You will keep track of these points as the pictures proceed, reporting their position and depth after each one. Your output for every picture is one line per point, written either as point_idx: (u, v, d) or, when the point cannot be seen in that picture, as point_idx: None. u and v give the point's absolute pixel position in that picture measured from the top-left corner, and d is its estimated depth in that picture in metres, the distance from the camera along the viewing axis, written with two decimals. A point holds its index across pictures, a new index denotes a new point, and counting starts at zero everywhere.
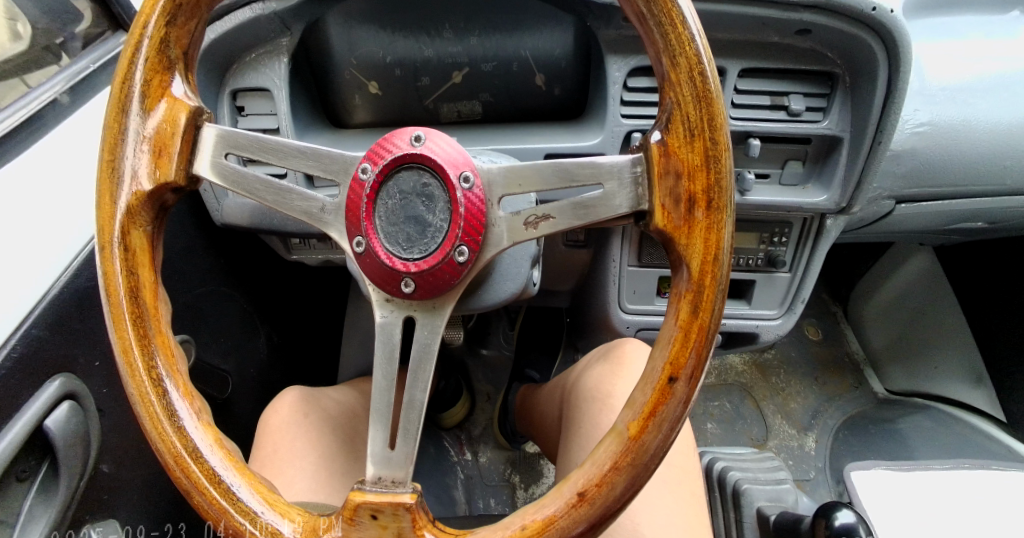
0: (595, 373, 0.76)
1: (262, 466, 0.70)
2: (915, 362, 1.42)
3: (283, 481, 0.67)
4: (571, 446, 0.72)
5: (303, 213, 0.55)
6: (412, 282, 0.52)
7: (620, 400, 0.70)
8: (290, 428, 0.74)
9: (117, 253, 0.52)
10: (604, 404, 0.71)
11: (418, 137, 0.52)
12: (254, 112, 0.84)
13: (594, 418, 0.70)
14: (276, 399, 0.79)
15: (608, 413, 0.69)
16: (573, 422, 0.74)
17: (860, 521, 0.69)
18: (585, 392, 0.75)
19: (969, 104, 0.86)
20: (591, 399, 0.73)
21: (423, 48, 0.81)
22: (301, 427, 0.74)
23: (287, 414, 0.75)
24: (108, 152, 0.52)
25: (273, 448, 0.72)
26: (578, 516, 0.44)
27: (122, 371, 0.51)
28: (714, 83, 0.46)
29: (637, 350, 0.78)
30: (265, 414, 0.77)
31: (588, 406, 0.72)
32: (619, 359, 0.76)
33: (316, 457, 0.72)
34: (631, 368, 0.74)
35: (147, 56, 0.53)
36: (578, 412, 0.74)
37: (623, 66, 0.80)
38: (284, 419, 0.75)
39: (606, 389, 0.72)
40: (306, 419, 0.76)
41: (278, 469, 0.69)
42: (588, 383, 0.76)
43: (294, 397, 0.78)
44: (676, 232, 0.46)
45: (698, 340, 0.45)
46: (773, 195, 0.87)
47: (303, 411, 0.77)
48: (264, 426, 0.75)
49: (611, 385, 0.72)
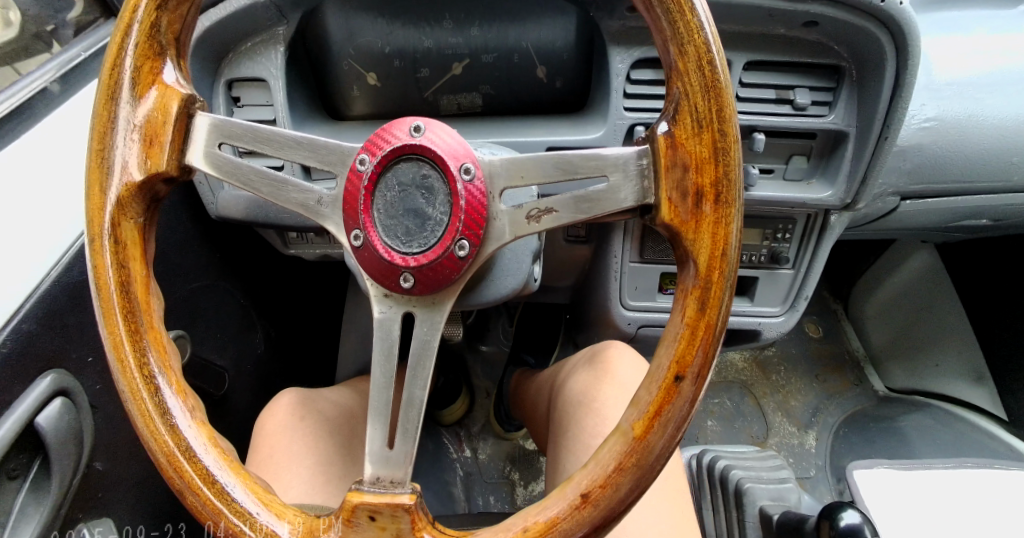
0: (581, 378, 0.75)
1: (259, 470, 0.70)
2: (917, 360, 1.41)
3: (280, 485, 0.66)
4: (558, 451, 0.71)
5: (299, 205, 0.54)
6: (411, 277, 0.51)
7: (604, 405, 0.69)
8: (287, 432, 0.73)
9: (108, 246, 0.51)
10: (588, 409, 0.69)
11: (417, 128, 0.50)
12: (249, 103, 0.83)
13: (579, 423, 0.69)
14: (273, 402, 0.79)
15: (592, 417, 0.68)
16: (560, 426, 0.73)
17: (866, 522, 0.68)
18: (571, 398, 0.74)
19: (976, 99, 0.85)
20: (576, 404, 0.72)
21: (422, 38, 0.80)
22: (298, 431, 0.73)
23: (283, 418, 0.75)
24: (98, 142, 0.51)
25: (269, 452, 0.71)
26: (581, 518, 0.43)
27: (114, 368, 0.49)
28: (723, 72, 0.44)
29: (622, 353, 0.76)
30: (261, 419, 0.77)
31: (573, 411, 0.71)
32: (604, 362, 0.75)
33: (314, 461, 0.70)
34: (616, 372, 0.73)
35: (137, 42, 0.51)
36: (565, 416, 0.73)
37: (627, 57, 0.78)
38: (279, 423, 0.74)
39: (592, 394, 0.71)
40: (303, 422, 0.75)
41: (275, 472, 0.68)
42: (575, 388, 0.75)
43: (291, 399, 0.78)
44: (683, 227, 0.45)
45: (706, 338, 0.44)
46: (777, 190, 0.86)
47: (301, 415, 0.76)
48: (260, 431, 0.75)
49: (596, 390, 0.71)
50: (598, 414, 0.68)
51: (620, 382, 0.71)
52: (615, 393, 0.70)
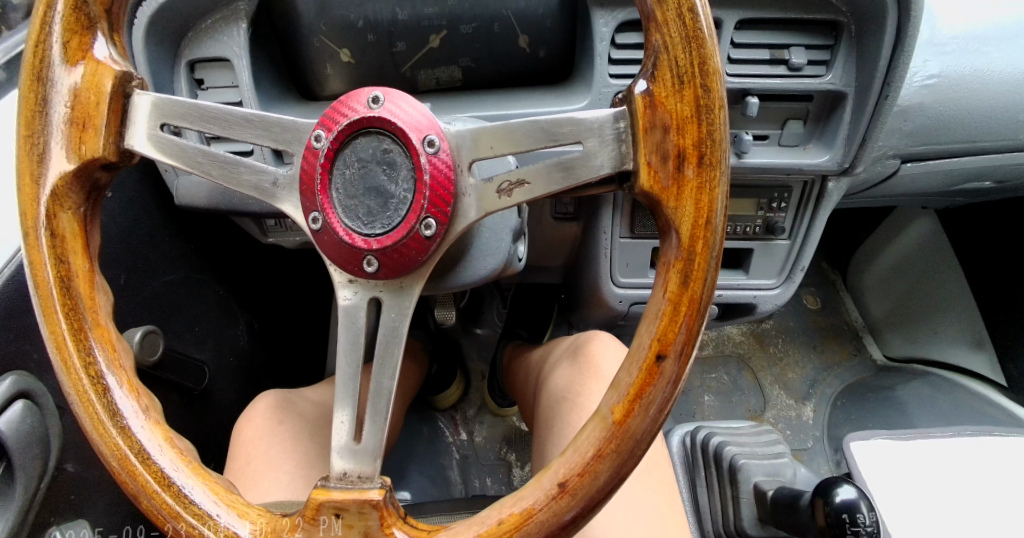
0: (565, 374, 0.72)
1: (236, 478, 0.66)
2: (917, 328, 1.38)
3: (257, 491, 0.63)
4: (544, 445, 0.68)
5: (254, 188, 0.50)
6: (375, 261, 0.47)
7: (588, 398, 0.66)
8: (265, 437, 0.70)
9: (45, 239, 0.47)
10: (573, 404, 0.67)
11: (376, 98, 0.46)
12: (214, 84, 0.78)
13: (564, 420, 0.66)
14: (250, 406, 0.75)
15: (576, 413, 0.65)
16: (546, 422, 0.70)
17: (863, 497, 0.65)
18: (555, 394, 0.71)
19: (982, 53, 0.80)
20: (561, 401, 0.69)
21: (397, 8, 0.74)
22: (276, 435, 0.70)
23: (261, 423, 0.72)
24: (26, 128, 0.47)
25: (246, 459, 0.68)
26: (560, 508, 0.39)
27: (58, 369, 0.46)
28: (707, 21, 0.40)
29: (605, 345, 0.74)
30: (239, 423, 0.74)
31: (558, 408, 0.69)
32: (587, 356, 0.72)
33: (293, 465, 0.67)
34: (600, 365, 0.69)
35: (63, 14, 0.47)
36: (551, 413, 0.70)
37: (611, 20, 0.74)
38: (257, 428, 0.71)
39: (577, 389, 0.68)
40: (282, 426, 0.71)
41: (252, 480, 0.65)
42: (559, 384, 0.72)
43: (270, 403, 0.75)
44: (664, 194, 0.41)
45: (689, 314, 0.40)
46: (771, 156, 0.82)
47: (279, 418, 0.73)
48: (237, 436, 0.72)
49: (582, 385, 0.68)
50: (582, 408, 0.65)
51: (604, 373, 0.68)
52: (599, 386, 0.67)
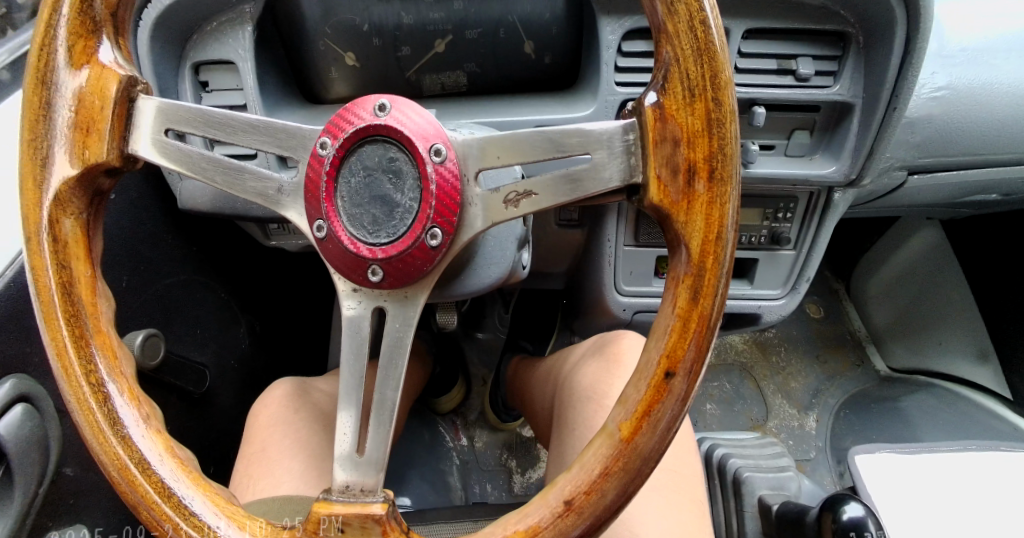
0: (591, 370, 0.72)
1: (250, 463, 0.66)
2: (921, 339, 1.37)
3: (271, 481, 0.62)
4: (564, 444, 0.67)
5: (257, 194, 0.50)
6: (379, 270, 0.47)
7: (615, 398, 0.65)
8: (278, 426, 0.69)
9: (47, 245, 0.47)
10: (599, 403, 0.66)
11: (382, 106, 0.46)
12: (218, 87, 0.78)
13: (588, 419, 0.65)
14: (265, 393, 0.75)
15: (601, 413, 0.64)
16: (568, 419, 0.69)
17: (870, 515, 0.64)
18: (581, 391, 0.70)
19: (991, 66, 0.79)
20: (587, 399, 0.68)
21: (403, 13, 0.73)
22: (292, 424, 0.69)
23: (276, 411, 0.71)
24: (30, 132, 0.47)
25: (261, 446, 0.67)
26: (566, 526, 0.39)
27: (58, 377, 0.45)
28: (718, 34, 0.40)
29: (634, 345, 0.73)
30: (253, 410, 0.74)
31: (581, 406, 0.68)
32: (615, 355, 0.71)
33: (307, 456, 0.66)
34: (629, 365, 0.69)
35: (69, 19, 0.47)
36: (573, 412, 0.69)
37: (617, 28, 0.73)
38: (272, 416, 0.71)
39: (603, 388, 0.67)
40: (297, 416, 0.71)
41: (263, 474, 0.64)
42: (585, 381, 0.71)
43: (285, 391, 0.75)
44: (673, 208, 0.40)
45: (698, 331, 0.40)
46: (777, 166, 0.81)
47: (294, 408, 0.72)
48: (253, 421, 0.72)
49: (608, 384, 0.67)
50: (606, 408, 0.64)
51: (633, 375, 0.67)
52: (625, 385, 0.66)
